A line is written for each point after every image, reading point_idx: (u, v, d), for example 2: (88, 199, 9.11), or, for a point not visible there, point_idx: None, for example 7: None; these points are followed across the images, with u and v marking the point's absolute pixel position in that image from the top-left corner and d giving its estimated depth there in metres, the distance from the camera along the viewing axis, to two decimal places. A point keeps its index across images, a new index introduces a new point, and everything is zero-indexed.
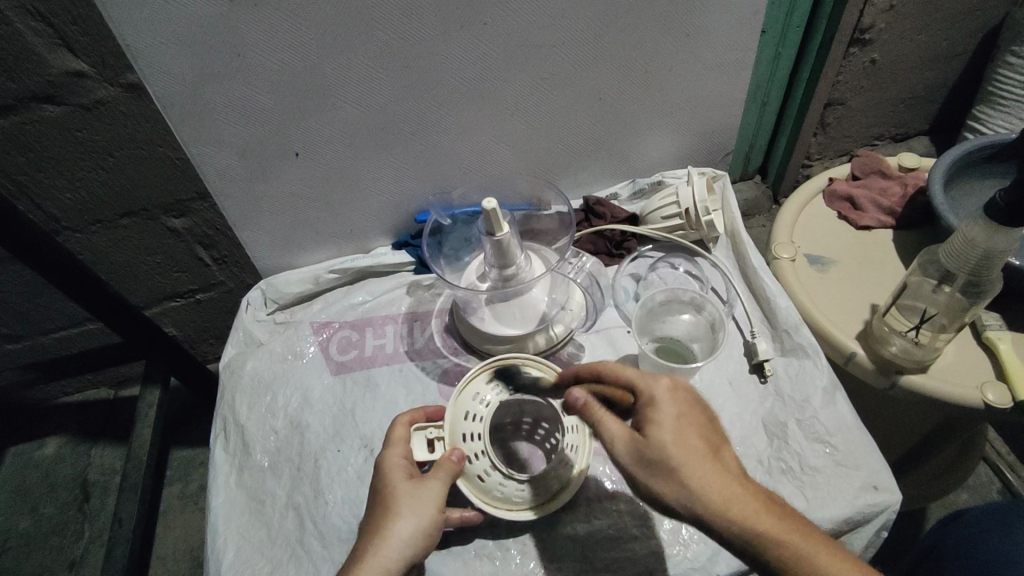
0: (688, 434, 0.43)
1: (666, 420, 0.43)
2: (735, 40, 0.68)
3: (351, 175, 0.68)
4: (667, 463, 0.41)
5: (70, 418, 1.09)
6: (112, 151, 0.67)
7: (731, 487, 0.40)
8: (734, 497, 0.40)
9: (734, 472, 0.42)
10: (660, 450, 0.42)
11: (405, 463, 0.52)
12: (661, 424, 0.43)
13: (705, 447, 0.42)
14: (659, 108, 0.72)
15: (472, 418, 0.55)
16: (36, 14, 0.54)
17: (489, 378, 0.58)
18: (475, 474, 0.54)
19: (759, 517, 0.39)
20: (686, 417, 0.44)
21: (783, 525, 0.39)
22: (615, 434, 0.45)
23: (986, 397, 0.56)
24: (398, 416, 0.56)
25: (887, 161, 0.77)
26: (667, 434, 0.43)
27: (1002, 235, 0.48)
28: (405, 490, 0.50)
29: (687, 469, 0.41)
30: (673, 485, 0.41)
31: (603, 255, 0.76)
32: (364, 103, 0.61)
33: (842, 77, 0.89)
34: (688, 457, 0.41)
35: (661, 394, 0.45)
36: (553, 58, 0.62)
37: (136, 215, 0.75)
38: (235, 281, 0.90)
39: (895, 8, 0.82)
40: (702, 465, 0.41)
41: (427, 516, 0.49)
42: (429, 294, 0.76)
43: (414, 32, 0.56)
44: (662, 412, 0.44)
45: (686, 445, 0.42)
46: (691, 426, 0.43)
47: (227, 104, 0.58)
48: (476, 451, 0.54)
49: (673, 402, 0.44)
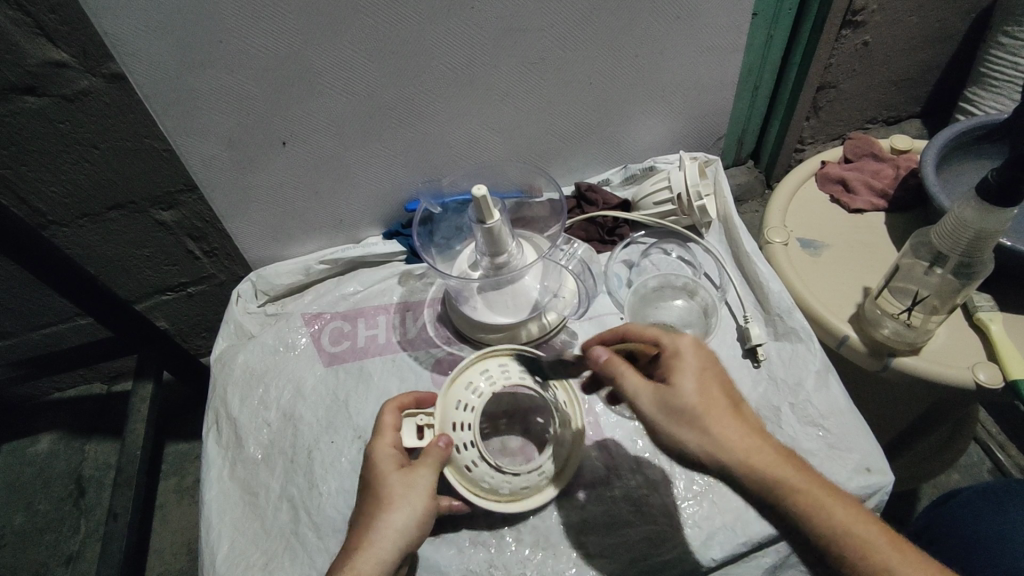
0: (714, 388, 0.43)
1: (693, 372, 0.43)
2: (727, 23, 0.67)
3: (340, 165, 0.67)
4: (694, 414, 0.41)
5: (63, 413, 1.09)
6: (97, 142, 0.66)
7: (756, 439, 0.41)
8: (759, 448, 0.40)
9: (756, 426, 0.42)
10: (687, 402, 0.42)
11: (395, 452, 0.52)
12: (688, 376, 0.43)
13: (726, 399, 0.43)
14: (651, 93, 0.72)
15: (463, 407, 0.55)
16: (13, 3, 0.53)
17: (484, 368, 0.58)
18: (463, 464, 0.54)
19: (782, 467, 0.40)
20: (711, 371, 0.44)
21: (797, 473, 0.40)
22: (636, 384, 0.45)
23: (977, 377, 0.56)
24: (386, 404, 0.56)
25: (879, 143, 0.76)
26: (694, 386, 0.43)
27: (995, 216, 0.48)
28: (396, 481, 0.49)
29: (710, 419, 0.41)
30: (698, 433, 0.41)
31: (596, 241, 0.75)
32: (351, 90, 0.60)
33: (834, 60, 0.89)
34: (714, 409, 0.42)
35: (686, 348, 0.45)
36: (543, 42, 0.61)
37: (124, 208, 0.74)
38: (226, 274, 0.89)
39: None
40: (728, 417, 0.41)
41: (420, 504, 0.49)
42: (421, 284, 0.75)
43: (400, 17, 0.55)
44: (688, 365, 0.44)
45: (708, 396, 0.42)
46: (714, 379, 0.44)
47: (210, 93, 0.57)
48: (466, 440, 0.54)
49: (698, 356, 0.44)
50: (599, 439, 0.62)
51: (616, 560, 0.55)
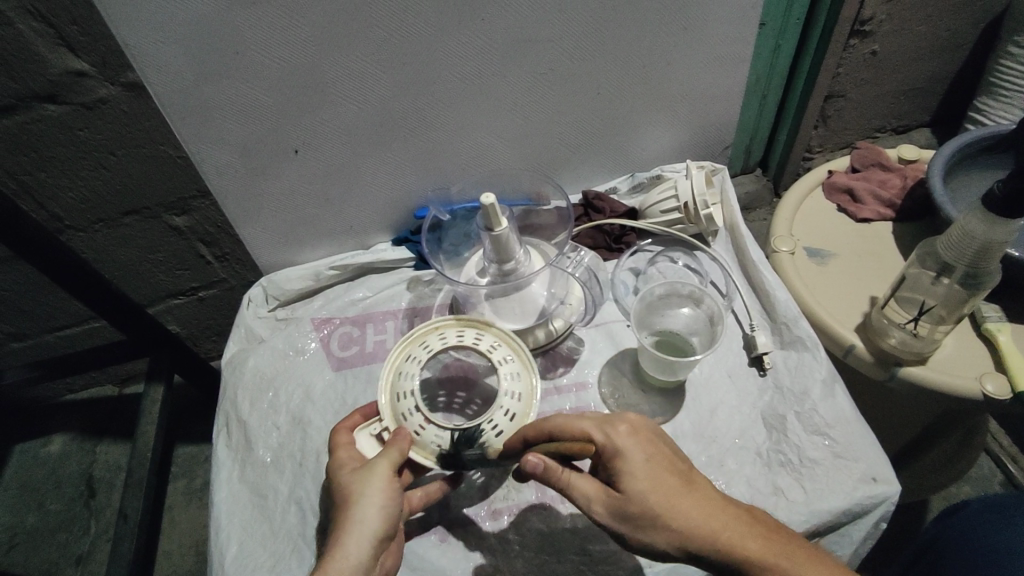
0: (663, 473, 0.43)
1: (637, 467, 0.43)
2: (734, 34, 0.68)
3: (352, 172, 0.68)
4: (653, 516, 0.42)
5: (74, 415, 1.10)
6: (114, 149, 0.67)
7: (719, 522, 0.41)
8: (724, 533, 0.41)
9: (716, 502, 0.43)
10: (638, 504, 0.42)
11: (351, 459, 0.51)
12: (633, 475, 0.43)
13: (680, 483, 0.43)
14: (659, 103, 0.72)
15: (404, 396, 0.53)
16: (36, 14, 0.55)
17: (410, 354, 0.56)
18: (432, 443, 0.51)
19: (752, 544, 0.41)
20: (654, 457, 0.44)
21: (767, 546, 0.41)
22: (590, 495, 0.44)
23: (984, 388, 0.56)
24: (337, 426, 0.54)
25: (886, 153, 0.76)
26: (642, 482, 0.43)
27: (1001, 226, 0.48)
28: (350, 481, 0.48)
29: (671, 513, 0.42)
30: (662, 533, 0.42)
31: (602, 249, 0.76)
32: (364, 100, 0.61)
33: (842, 69, 0.89)
34: (671, 500, 0.42)
35: (622, 439, 0.45)
36: (552, 53, 0.62)
37: (138, 213, 0.76)
38: (237, 279, 0.90)
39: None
40: (687, 507, 0.42)
41: (380, 493, 0.48)
42: (429, 290, 0.76)
43: (412, 28, 0.56)
44: (630, 458, 0.44)
45: (663, 488, 0.43)
46: (661, 466, 0.44)
47: (225, 102, 0.58)
48: (417, 421, 0.51)
49: (641, 450, 0.44)
50: None
51: (621, 566, 0.55)
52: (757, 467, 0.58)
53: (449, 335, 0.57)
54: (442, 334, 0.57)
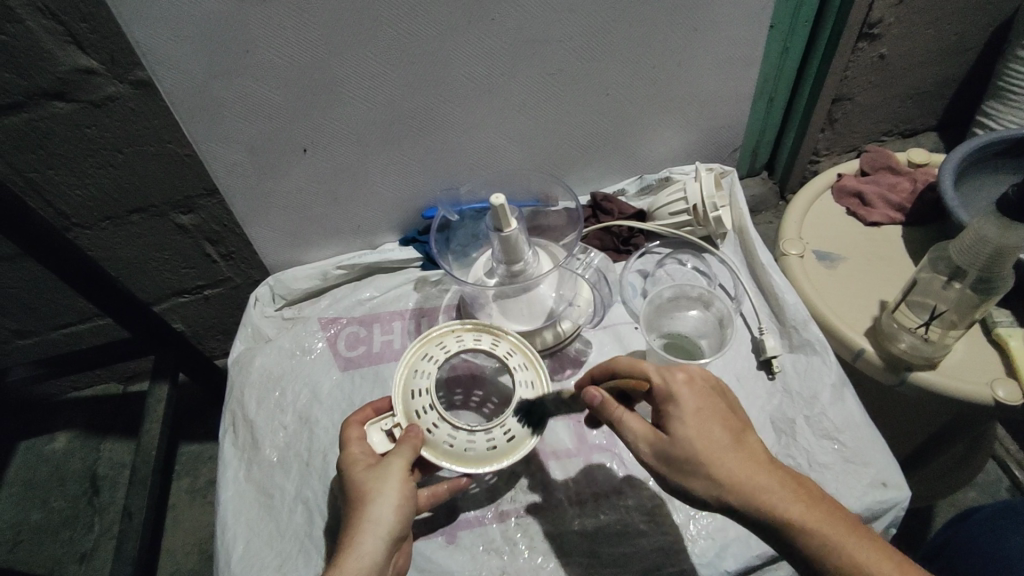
0: (711, 423, 0.43)
1: (687, 411, 0.43)
2: (744, 35, 0.67)
3: (360, 172, 0.68)
4: (695, 460, 0.42)
5: (79, 413, 1.10)
6: (121, 147, 0.67)
7: (761, 476, 0.41)
8: (763, 487, 0.40)
9: (761, 458, 0.42)
10: (684, 447, 0.42)
11: (364, 455, 0.51)
12: (683, 419, 0.43)
13: (729, 436, 0.43)
14: (668, 105, 0.72)
15: (418, 394, 0.52)
16: (46, 12, 0.55)
17: (426, 351, 0.55)
18: (443, 443, 0.51)
19: (790, 503, 0.40)
20: (707, 405, 0.44)
21: (808, 509, 0.39)
22: (637, 433, 0.45)
23: (996, 394, 0.55)
24: (350, 418, 0.54)
25: (896, 156, 0.76)
26: (689, 426, 0.43)
27: (1015, 232, 0.48)
28: (364, 478, 0.48)
29: (715, 460, 0.41)
30: (702, 478, 0.42)
31: (611, 251, 0.76)
32: (373, 99, 0.61)
33: (851, 72, 0.89)
34: (715, 448, 0.42)
35: (677, 385, 0.45)
36: (561, 54, 0.62)
37: (144, 211, 0.76)
38: (242, 278, 0.90)
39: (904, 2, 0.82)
40: (730, 456, 0.41)
41: (395, 492, 0.48)
42: (436, 290, 0.75)
43: (422, 28, 0.56)
44: (682, 403, 0.44)
45: (709, 437, 0.42)
46: (713, 418, 0.43)
47: (235, 101, 0.58)
48: (431, 420, 0.51)
49: (695, 400, 0.44)
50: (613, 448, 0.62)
51: (629, 569, 0.55)
52: None
53: (465, 337, 0.56)
54: (460, 336, 0.56)
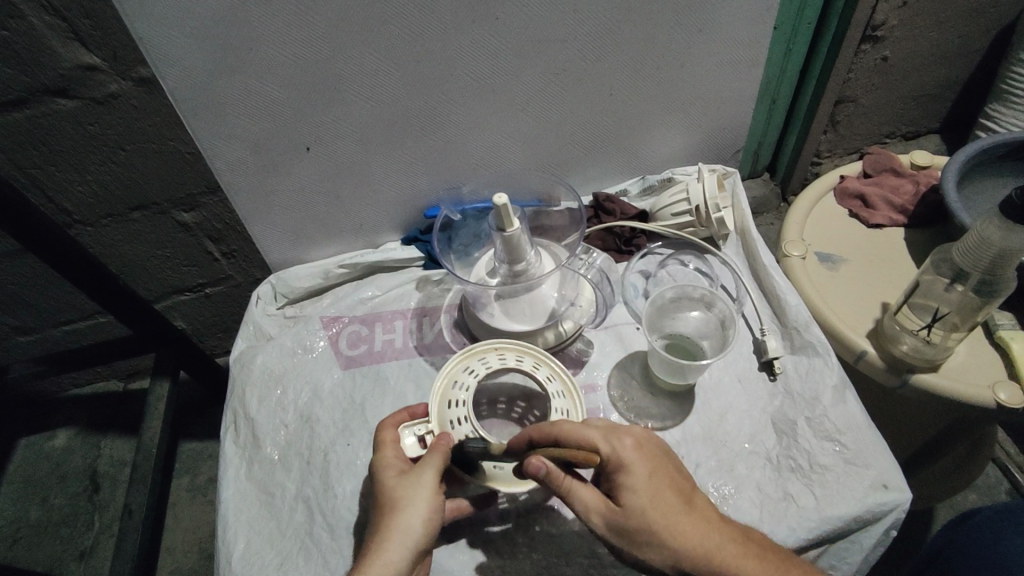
0: (662, 489, 0.44)
1: (638, 481, 0.44)
2: (747, 37, 0.67)
3: (362, 171, 0.68)
4: (647, 532, 0.43)
5: (79, 410, 1.10)
6: (124, 144, 0.67)
7: (713, 541, 0.43)
8: (715, 551, 0.43)
9: (710, 519, 0.44)
10: (639, 521, 0.43)
11: (398, 461, 0.51)
12: (637, 491, 0.44)
13: (680, 502, 0.44)
14: (671, 105, 0.72)
15: (456, 404, 0.55)
16: (50, 8, 0.55)
17: (467, 365, 0.58)
18: (473, 454, 0.53)
19: (742, 563, 0.42)
20: (655, 472, 0.45)
21: (755, 568, 0.43)
22: (590, 504, 0.45)
23: (997, 396, 0.55)
24: (384, 421, 0.55)
25: (899, 158, 0.76)
26: (641, 498, 0.44)
27: (1017, 234, 0.48)
28: (398, 486, 0.49)
29: (669, 532, 0.43)
30: (657, 550, 0.43)
31: (613, 251, 0.75)
32: (376, 99, 0.61)
33: (853, 74, 0.89)
34: (667, 517, 0.43)
35: (626, 453, 0.45)
36: (564, 54, 0.62)
37: (147, 209, 0.76)
38: (243, 276, 0.90)
39: (908, 4, 0.82)
40: (682, 524, 0.43)
41: (426, 503, 0.48)
42: (438, 290, 0.75)
43: (425, 27, 0.56)
44: (633, 473, 0.44)
45: (663, 505, 0.44)
46: (663, 484, 0.45)
47: (238, 99, 0.58)
48: (464, 431, 0.53)
49: (648, 468, 0.45)
50: None
51: (629, 570, 0.55)
52: (767, 473, 0.57)
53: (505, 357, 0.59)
54: (500, 354, 0.59)
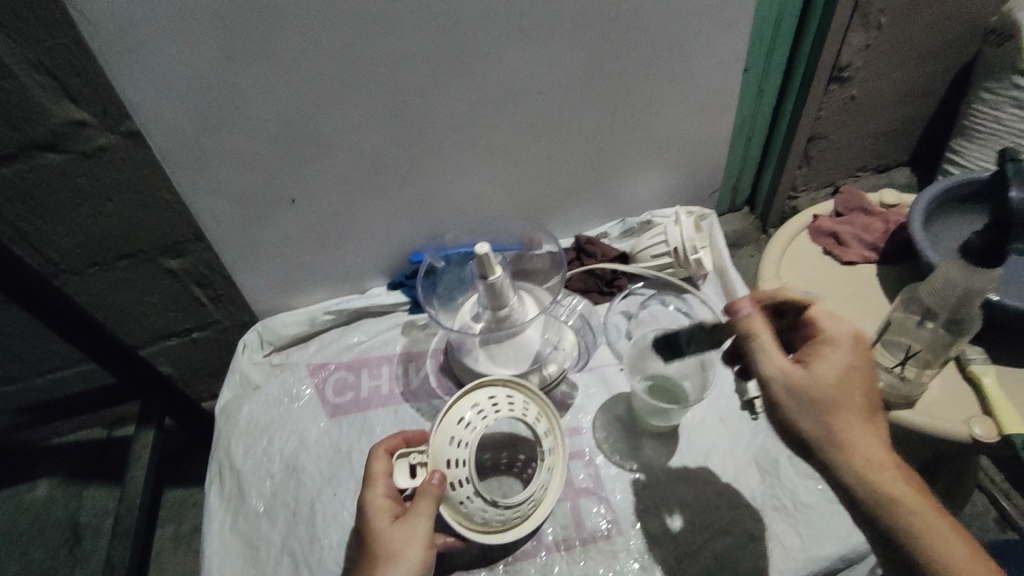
0: (853, 383, 0.44)
1: (837, 368, 0.44)
2: (717, 85, 0.71)
3: (348, 220, 0.70)
4: (823, 406, 0.43)
5: (61, 460, 1.08)
6: (111, 196, 0.68)
7: (876, 445, 0.42)
8: (876, 452, 0.42)
9: (881, 430, 0.43)
10: (819, 391, 0.43)
11: (388, 501, 0.50)
12: (829, 369, 0.44)
13: (864, 401, 0.43)
14: (648, 151, 0.75)
15: (458, 443, 0.52)
16: (41, 68, 0.56)
17: (475, 401, 0.55)
18: (457, 501, 0.52)
19: (896, 480, 0.41)
20: (859, 369, 0.44)
21: (909, 488, 0.41)
22: (773, 359, 0.45)
23: (973, 431, 0.56)
24: (375, 448, 0.54)
25: (868, 197, 0.79)
26: (834, 376, 0.43)
27: (981, 275, 0.49)
28: (391, 535, 0.47)
29: (841, 415, 0.43)
30: (822, 422, 0.43)
31: (594, 293, 0.76)
32: (360, 151, 0.63)
33: (824, 112, 0.92)
34: (842, 408, 0.43)
35: (837, 338, 0.45)
36: (542, 105, 0.65)
37: (133, 257, 0.76)
38: (231, 320, 0.90)
39: (871, 48, 0.86)
40: (854, 417, 0.43)
41: (420, 558, 0.47)
42: (424, 334, 0.76)
43: (407, 82, 0.58)
44: (834, 357, 0.44)
45: (848, 392, 0.43)
46: (859, 379, 0.44)
47: (225, 154, 0.59)
48: (460, 480, 0.51)
49: (850, 360, 0.44)
50: (599, 492, 0.60)
51: None
52: (752, 513, 0.57)
53: (504, 400, 0.56)
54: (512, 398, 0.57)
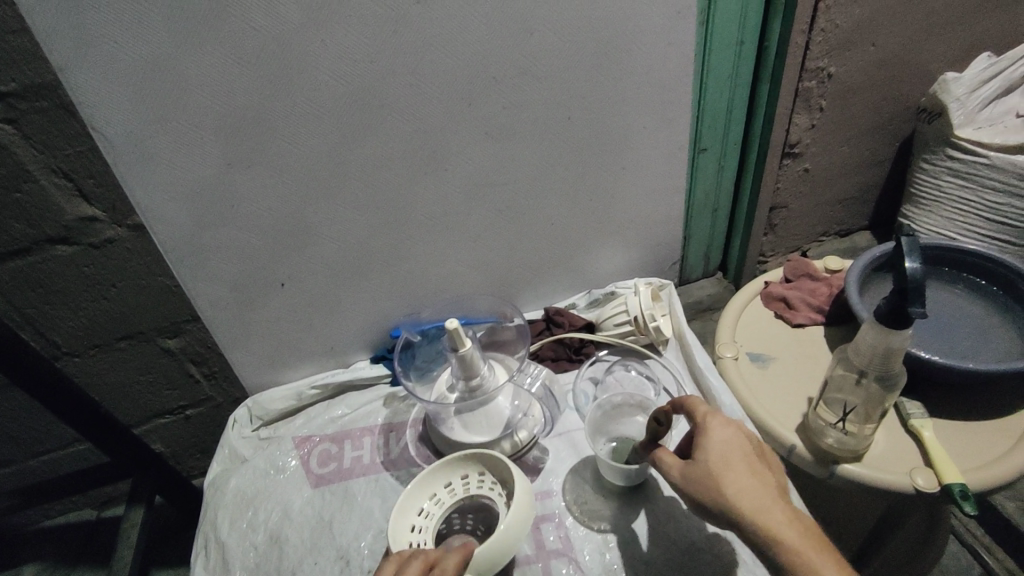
0: (736, 452, 0.48)
1: (715, 441, 0.49)
2: (665, 170, 0.79)
3: (333, 300, 0.76)
4: (707, 479, 0.47)
5: (50, 544, 1.09)
6: (115, 282, 0.75)
7: (765, 502, 0.45)
8: (770, 511, 0.44)
9: (772, 489, 0.46)
10: (703, 466, 0.48)
11: None
12: (708, 446, 0.49)
13: (746, 467, 0.47)
14: (608, 230, 0.82)
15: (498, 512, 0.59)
16: (60, 173, 0.64)
17: (488, 478, 0.63)
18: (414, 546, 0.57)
19: (789, 530, 0.43)
20: (736, 439, 0.49)
21: (803, 536, 0.43)
22: (666, 458, 0.51)
23: (915, 482, 0.60)
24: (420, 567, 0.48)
25: (814, 264, 0.86)
26: (713, 451, 0.48)
27: (896, 335, 0.54)
28: None
29: (725, 481, 0.46)
30: (712, 495, 0.46)
31: (564, 360, 0.82)
32: (343, 240, 0.70)
33: (781, 185, 1.01)
34: (726, 476, 0.46)
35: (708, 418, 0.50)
36: (507, 194, 0.72)
37: (133, 337, 0.82)
38: (223, 396, 0.94)
39: (817, 127, 0.95)
40: (738, 480, 0.46)
41: None
42: (404, 405, 0.80)
43: (386, 180, 0.66)
44: (714, 432, 0.49)
45: (729, 461, 0.47)
46: (737, 449, 0.48)
47: (221, 247, 0.66)
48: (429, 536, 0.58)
49: (726, 434, 0.49)
50: (569, 552, 0.63)
51: None
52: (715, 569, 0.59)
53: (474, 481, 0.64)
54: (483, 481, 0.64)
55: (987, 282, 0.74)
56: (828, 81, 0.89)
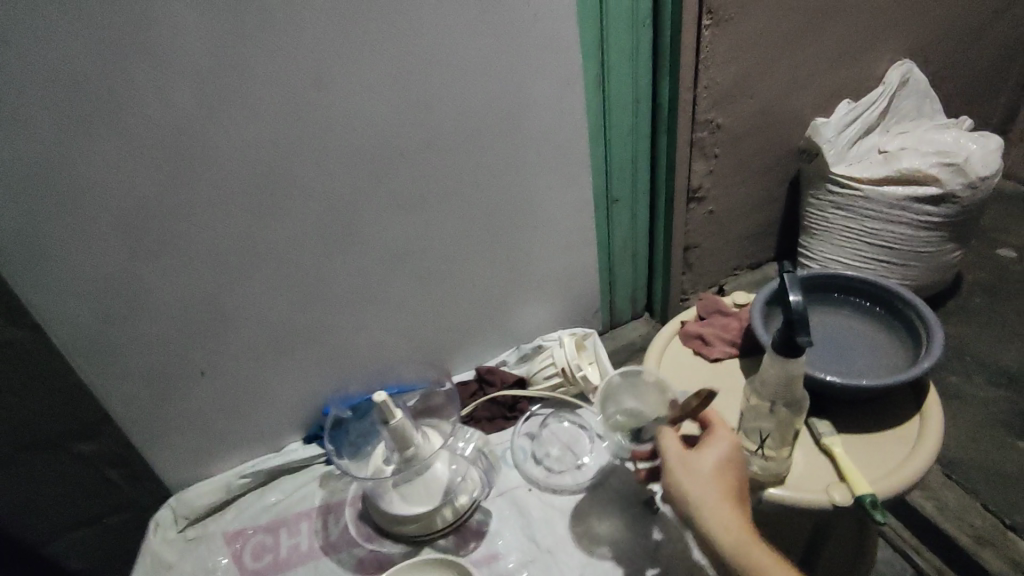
0: (731, 462, 0.56)
1: (717, 447, 0.56)
2: (574, 226, 0.84)
3: (258, 385, 0.74)
4: (700, 470, 0.54)
5: None
6: (19, 386, 0.62)
7: (735, 509, 0.52)
8: (737, 515, 0.52)
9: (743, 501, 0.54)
10: (700, 461, 0.55)
11: None
12: (710, 448, 0.56)
13: (732, 475, 0.55)
14: (529, 286, 0.86)
15: None
16: None
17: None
18: None
19: (747, 536, 0.51)
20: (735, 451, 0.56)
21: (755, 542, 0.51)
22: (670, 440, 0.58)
23: (832, 498, 0.63)
24: None
25: (723, 300, 0.91)
26: (711, 453, 0.56)
27: (793, 362, 0.59)
28: None
29: (710, 480, 0.54)
30: (697, 484, 0.54)
31: (500, 419, 0.83)
32: (264, 322, 0.69)
33: (689, 228, 1.06)
34: (715, 476, 0.54)
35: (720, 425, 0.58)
36: (426, 262, 0.75)
37: (42, 446, 0.67)
38: (149, 496, 0.78)
39: (714, 172, 1.01)
40: (722, 483, 0.54)
41: None
42: (341, 483, 0.78)
43: (302, 260, 0.67)
44: (720, 438, 0.56)
45: (721, 466, 0.55)
46: (732, 458, 0.56)
47: (132, 342, 0.64)
48: None
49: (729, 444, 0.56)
50: None
51: None
52: None
53: None
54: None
55: (869, 303, 0.82)
56: (717, 130, 0.95)
